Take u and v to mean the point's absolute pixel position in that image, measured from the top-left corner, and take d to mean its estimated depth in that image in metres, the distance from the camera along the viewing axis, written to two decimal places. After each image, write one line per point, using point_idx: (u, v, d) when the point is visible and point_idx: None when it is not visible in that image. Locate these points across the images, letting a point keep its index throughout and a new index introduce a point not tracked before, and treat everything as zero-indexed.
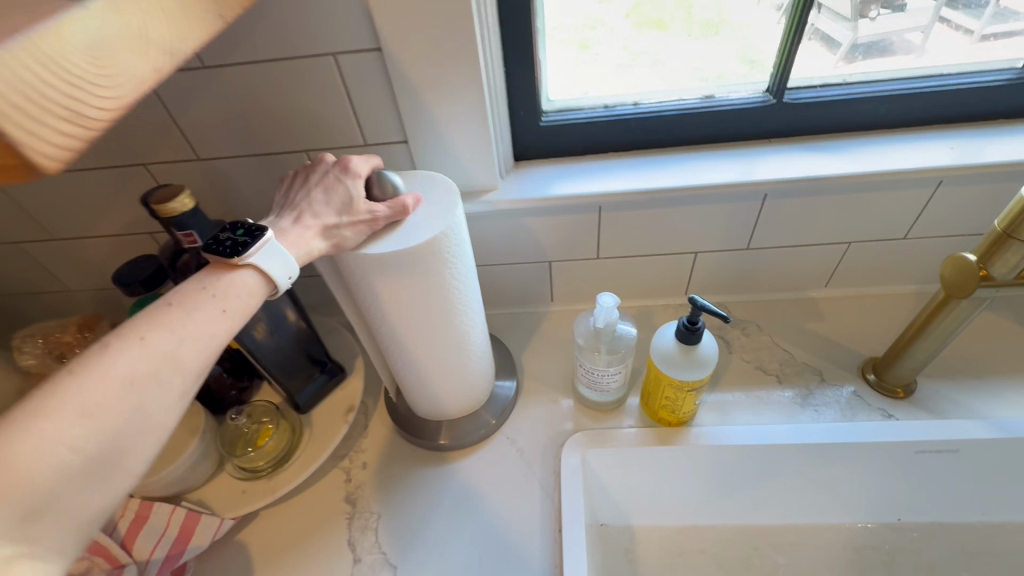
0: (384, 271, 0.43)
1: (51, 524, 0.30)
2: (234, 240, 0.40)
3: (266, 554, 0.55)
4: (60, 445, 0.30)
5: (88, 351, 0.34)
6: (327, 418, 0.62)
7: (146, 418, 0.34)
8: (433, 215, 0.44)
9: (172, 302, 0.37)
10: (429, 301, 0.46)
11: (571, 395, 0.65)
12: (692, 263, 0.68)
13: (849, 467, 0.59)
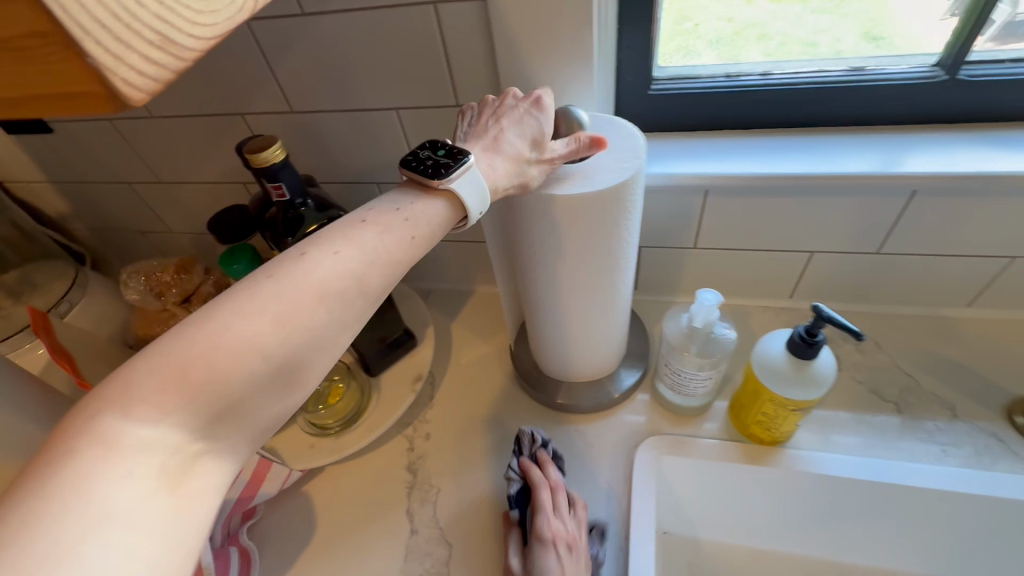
0: (545, 216, 0.42)
1: (235, 428, 0.28)
2: (436, 160, 0.37)
3: (328, 509, 0.56)
4: (255, 348, 0.28)
5: (287, 257, 0.31)
6: (395, 384, 0.62)
7: (324, 339, 0.31)
8: (605, 165, 0.41)
9: (365, 220, 0.34)
10: (580, 254, 0.45)
11: (649, 389, 0.61)
12: (805, 263, 0.60)
13: (979, 523, 0.50)
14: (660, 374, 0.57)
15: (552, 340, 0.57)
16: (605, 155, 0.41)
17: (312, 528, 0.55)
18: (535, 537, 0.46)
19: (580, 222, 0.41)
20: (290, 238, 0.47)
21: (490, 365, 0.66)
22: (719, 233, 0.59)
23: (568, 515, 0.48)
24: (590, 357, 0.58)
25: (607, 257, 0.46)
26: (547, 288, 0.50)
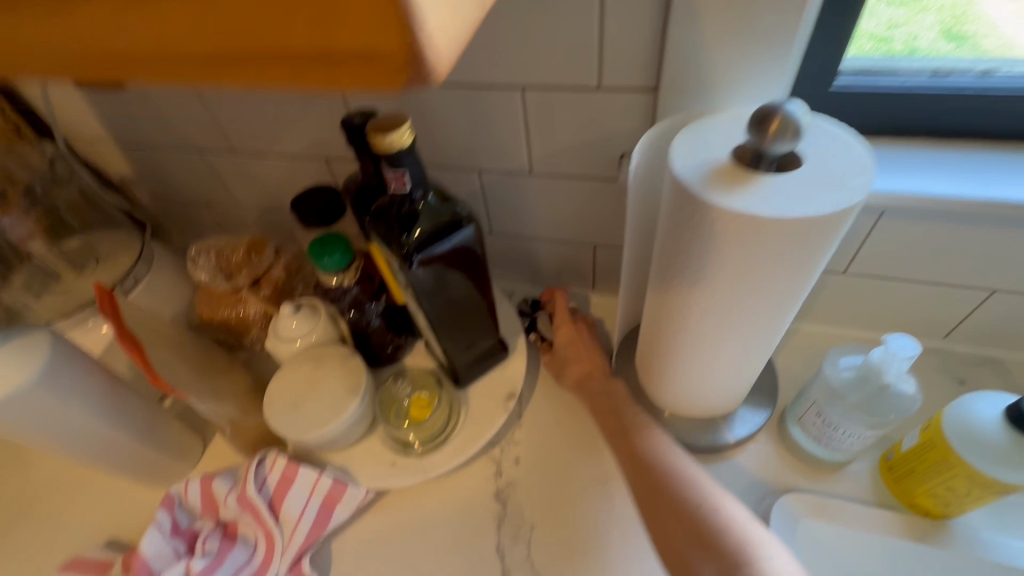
0: (719, 234, 0.33)
1: None
2: None
3: (406, 536, 0.51)
4: None
5: None
6: (485, 402, 0.55)
7: None
8: (814, 183, 0.31)
9: None
10: (748, 287, 0.36)
11: (775, 435, 0.53)
12: (979, 303, 0.50)
13: None
14: (798, 419, 0.49)
15: (675, 374, 0.49)
16: (814, 168, 0.31)
17: (391, 555, 0.50)
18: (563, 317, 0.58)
19: (788, 255, 0.32)
20: (403, 234, 0.41)
21: None
22: (881, 259, 0.49)
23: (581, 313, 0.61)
24: (709, 400, 0.50)
25: (784, 296, 0.37)
26: (693, 318, 0.41)
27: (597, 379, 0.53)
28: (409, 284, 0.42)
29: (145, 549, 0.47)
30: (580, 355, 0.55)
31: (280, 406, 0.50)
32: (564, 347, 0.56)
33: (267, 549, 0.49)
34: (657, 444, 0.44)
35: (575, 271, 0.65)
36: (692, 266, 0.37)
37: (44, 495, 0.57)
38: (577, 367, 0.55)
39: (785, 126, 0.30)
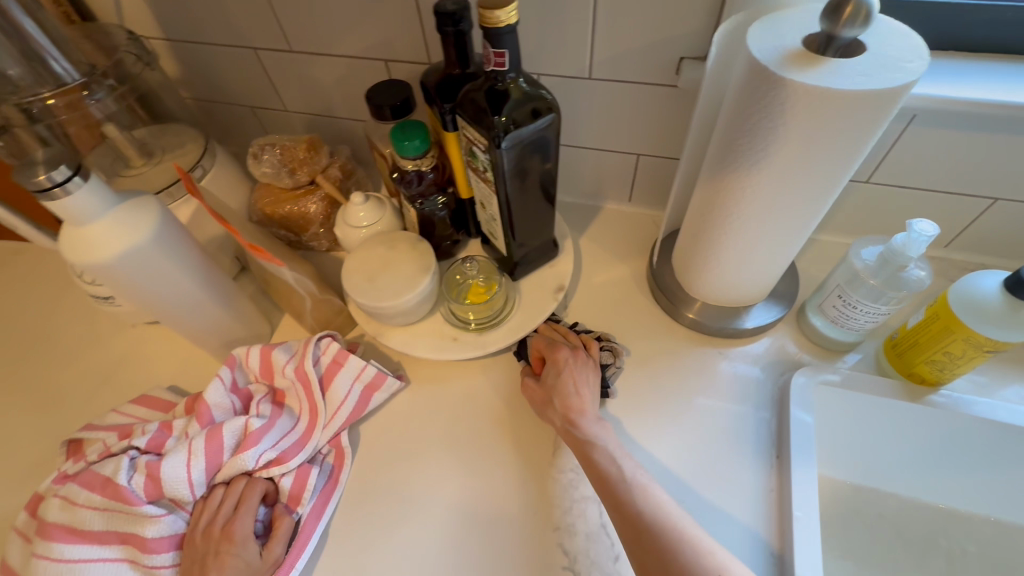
0: (788, 108, 0.38)
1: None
2: None
3: (468, 403, 0.57)
4: None
5: None
6: (535, 297, 0.61)
7: None
8: (876, 65, 0.36)
9: None
10: (801, 165, 0.41)
11: (794, 326, 0.60)
12: (982, 211, 0.57)
13: None
14: (819, 305, 0.56)
15: (715, 264, 0.55)
16: (878, 56, 0.36)
17: (455, 419, 0.56)
18: (553, 352, 0.55)
19: (846, 132, 0.38)
20: (494, 116, 0.45)
21: (625, 284, 0.66)
22: (903, 167, 0.55)
23: (576, 339, 0.58)
24: (740, 289, 0.56)
25: (829, 175, 0.42)
26: (744, 204, 0.47)
27: (587, 422, 0.50)
28: (497, 169, 0.48)
29: (209, 397, 0.50)
30: (572, 391, 0.52)
31: (355, 278, 0.54)
32: (555, 383, 0.53)
33: (311, 421, 0.52)
34: (653, 500, 0.44)
35: (615, 183, 0.70)
36: (756, 146, 0.42)
37: (127, 367, 0.63)
38: (562, 406, 0.51)
39: (859, 13, 0.34)
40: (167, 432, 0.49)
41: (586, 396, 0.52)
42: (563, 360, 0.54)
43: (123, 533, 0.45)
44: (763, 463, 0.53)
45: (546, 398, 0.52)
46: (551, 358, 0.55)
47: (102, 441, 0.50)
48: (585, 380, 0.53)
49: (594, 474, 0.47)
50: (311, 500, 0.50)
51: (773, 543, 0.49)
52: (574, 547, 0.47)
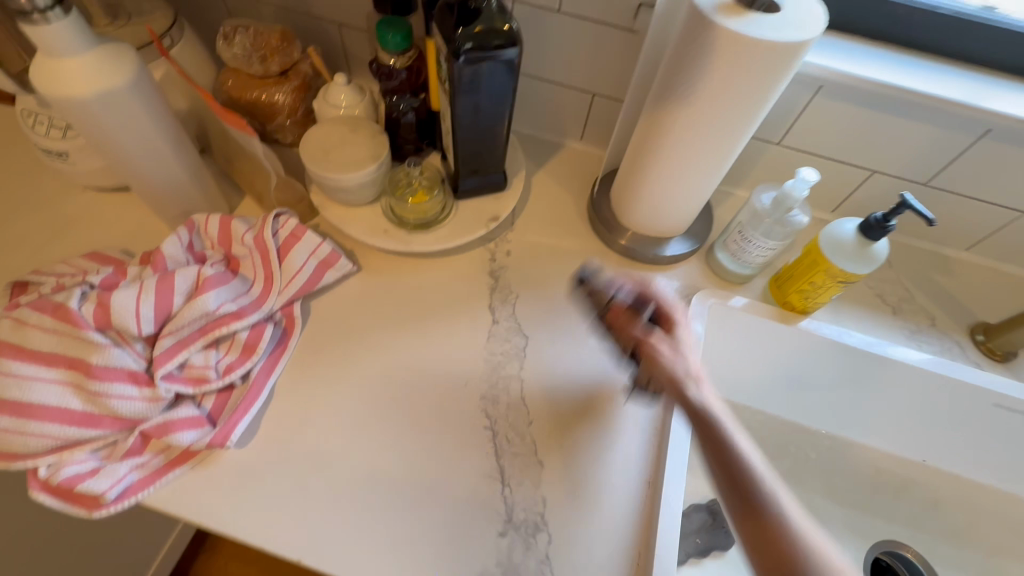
0: (714, 50, 0.45)
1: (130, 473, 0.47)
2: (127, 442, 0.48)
3: (412, 294, 0.63)
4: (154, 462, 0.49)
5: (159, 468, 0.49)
6: (472, 216, 0.65)
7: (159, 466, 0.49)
8: (786, 23, 0.44)
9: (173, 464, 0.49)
10: (721, 105, 0.50)
11: (703, 261, 0.70)
12: (863, 182, 0.68)
13: (909, 396, 0.67)
14: (724, 242, 0.66)
15: (645, 195, 0.64)
16: (788, 17, 0.44)
17: (401, 306, 0.62)
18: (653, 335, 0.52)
19: (756, 77, 0.46)
20: (459, 29, 0.48)
21: (568, 210, 0.73)
22: (807, 134, 0.65)
23: None
24: (664, 219, 0.66)
25: (740, 117, 0.50)
26: (676, 143, 0.55)
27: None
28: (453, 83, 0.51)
29: (166, 249, 0.52)
30: None
31: (315, 151, 0.59)
32: None
33: (265, 287, 0.56)
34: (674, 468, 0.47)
35: (571, 120, 0.76)
36: (686, 84, 0.50)
37: (75, 228, 0.63)
38: None
39: None
40: (121, 276, 0.51)
41: (700, 389, 0.49)
42: (660, 342, 0.52)
43: (69, 358, 0.47)
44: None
45: (696, 408, 0.47)
46: (675, 334, 0.53)
47: (52, 281, 0.52)
48: (683, 331, 0.53)
49: (730, 481, 0.44)
50: (261, 357, 0.54)
51: (655, 426, 0.56)
52: (495, 412, 0.56)
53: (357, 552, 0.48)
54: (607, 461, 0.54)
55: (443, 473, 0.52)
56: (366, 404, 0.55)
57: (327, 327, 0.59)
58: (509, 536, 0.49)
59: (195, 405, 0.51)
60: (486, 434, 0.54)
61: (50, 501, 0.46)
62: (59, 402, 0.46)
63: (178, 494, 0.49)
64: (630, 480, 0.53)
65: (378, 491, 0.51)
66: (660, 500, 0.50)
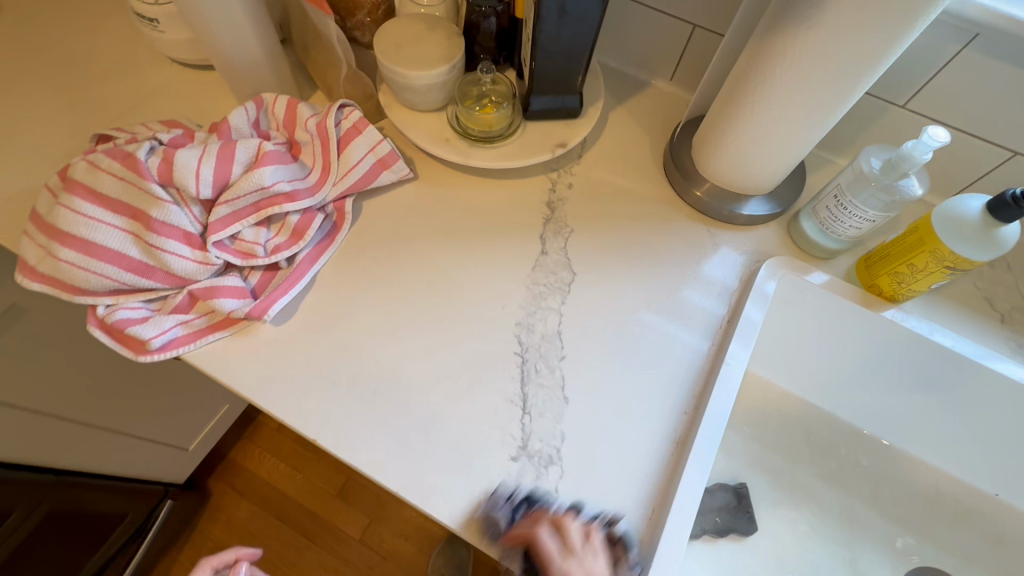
0: None
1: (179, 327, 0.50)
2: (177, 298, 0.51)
3: (465, 210, 0.61)
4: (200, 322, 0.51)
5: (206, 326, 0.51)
6: (538, 139, 0.61)
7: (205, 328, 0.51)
8: None
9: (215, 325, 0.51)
10: (848, 32, 0.43)
11: (784, 228, 0.63)
12: (998, 164, 0.58)
13: (997, 417, 0.59)
14: (813, 208, 0.59)
15: (733, 141, 0.57)
16: None
17: (451, 221, 0.60)
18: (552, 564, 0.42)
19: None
20: None
21: (643, 152, 0.68)
22: (944, 97, 0.55)
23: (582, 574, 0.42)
24: (749, 172, 0.59)
25: (868, 51, 0.44)
26: (781, 79, 0.49)
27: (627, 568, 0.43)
28: None
29: (232, 120, 0.53)
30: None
31: (388, 43, 0.56)
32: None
33: (321, 175, 0.55)
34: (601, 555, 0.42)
35: (663, 54, 0.69)
36: (812, 4, 0.44)
37: (159, 97, 0.65)
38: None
39: None
40: (190, 140, 0.52)
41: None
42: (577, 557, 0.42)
43: (133, 208, 0.49)
44: (706, 342, 0.56)
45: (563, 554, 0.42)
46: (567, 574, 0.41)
47: (127, 137, 0.53)
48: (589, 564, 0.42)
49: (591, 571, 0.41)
50: (308, 244, 0.55)
51: (693, 394, 0.52)
52: (528, 340, 0.53)
53: (368, 444, 0.48)
54: (636, 413, 0.51)
55: (464, 390, 0.51)
56: (400, 308, 0.55)
57: (375, 227, 0.59)
58: (521, 461, 0.48)
59: (242, 277, 0.53)
60: (515, 359, 0.52)
61: (104, 337, 0.50)
62: (120, 247, 0.48)
63: (216, 357, 0.51)
64: (659, 436, 0.50)
65: (398, 392, 0.50)
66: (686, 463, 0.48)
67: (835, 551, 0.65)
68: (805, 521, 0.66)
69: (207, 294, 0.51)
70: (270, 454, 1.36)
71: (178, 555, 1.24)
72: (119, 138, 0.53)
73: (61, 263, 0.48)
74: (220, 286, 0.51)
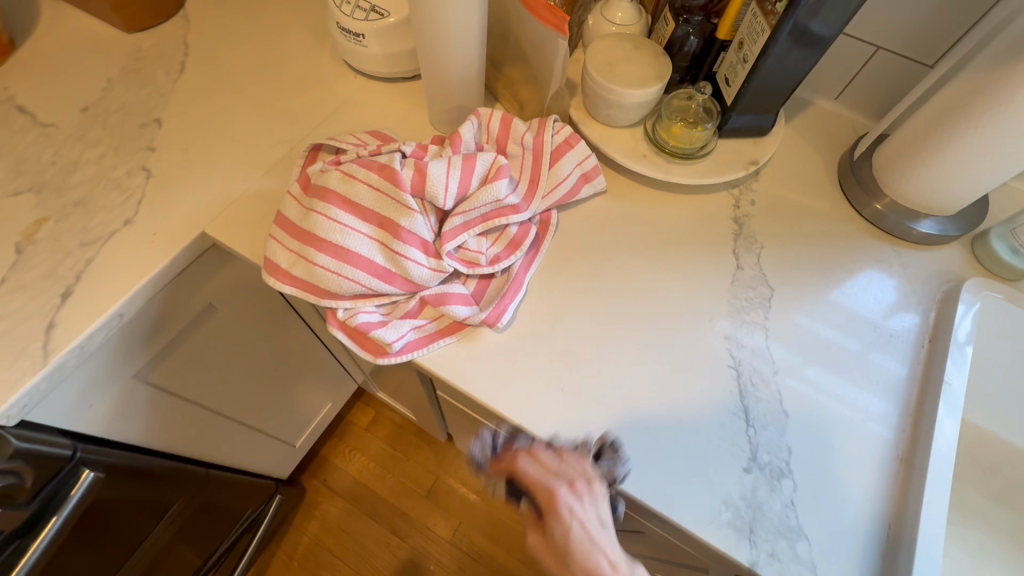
0: None
1: (412, 333, 0.52)
2: (408, 303, 0.53)
3: (656, 225, 0.62)
4: (428, 328, 0.53)
5: (433, 330, 0.53)
6: (730, 156, 0.63)
7: (433, 333, 0.53)
8: None
9: (443, 329, 0.53)
10: None
11: (969, 249, 0.63)
12: None
13: None
14: (1010, 230, 0.60)
15: (928, 168, 0.59)
16: None
17: (645, 234, 0.62)
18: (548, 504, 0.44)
19: None
20: None
21: (816, 170, 0.69)
22: None
23: None
24: (937, 197, 0.60)
25: None
26: (1005, 110, 0.51)
27: None
28: (787, 17, 0.48)
29: (462, 133, 0.55)
30: None
31: (597, 63, 0.59)
32: None
33: (534, 187, 0.57)
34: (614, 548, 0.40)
35: (835, 73, 0.70)
36: None
37: (351, 109, 0.68)
38: None
39: None
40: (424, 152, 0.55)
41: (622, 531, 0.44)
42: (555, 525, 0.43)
43: (381, 218, 0.51)
44: (900, 400, 0.54)
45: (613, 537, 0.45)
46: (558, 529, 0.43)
47: (356, 150, 0.56)
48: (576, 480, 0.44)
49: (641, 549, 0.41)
50: (523, 254, 0.56)
51: (901, 449, 0.51)
52: (740, 352, 0.55)
53: (603, 452, 0.50)
54: (859, 432, 0.51)
55: (686, 401, 0.52)
56: (611, 318, 0.56)
57: (575, 239, 0.60)
58: (753, 473, 0.49)
59: (463, 284, 0.55)
60: (730, 371, 0.54)
61: (344, 338, 0.52)
62: (369, 254, 0.51)
63: (447, 360, 0.53)
64: (886, 455, 0.51)
65: (623, 403, 0.52)
66: (916, 519, 0.47)
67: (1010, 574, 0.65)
68: (976, 541, 0.67)
69: (438, 300, 0.53)
70: (358, 453, 1.39)
71: (275, 550, 1.28)
72: (350, 151, 0.56)
73: (316, 268, 0.50)
74: (448, 290, 0.53)
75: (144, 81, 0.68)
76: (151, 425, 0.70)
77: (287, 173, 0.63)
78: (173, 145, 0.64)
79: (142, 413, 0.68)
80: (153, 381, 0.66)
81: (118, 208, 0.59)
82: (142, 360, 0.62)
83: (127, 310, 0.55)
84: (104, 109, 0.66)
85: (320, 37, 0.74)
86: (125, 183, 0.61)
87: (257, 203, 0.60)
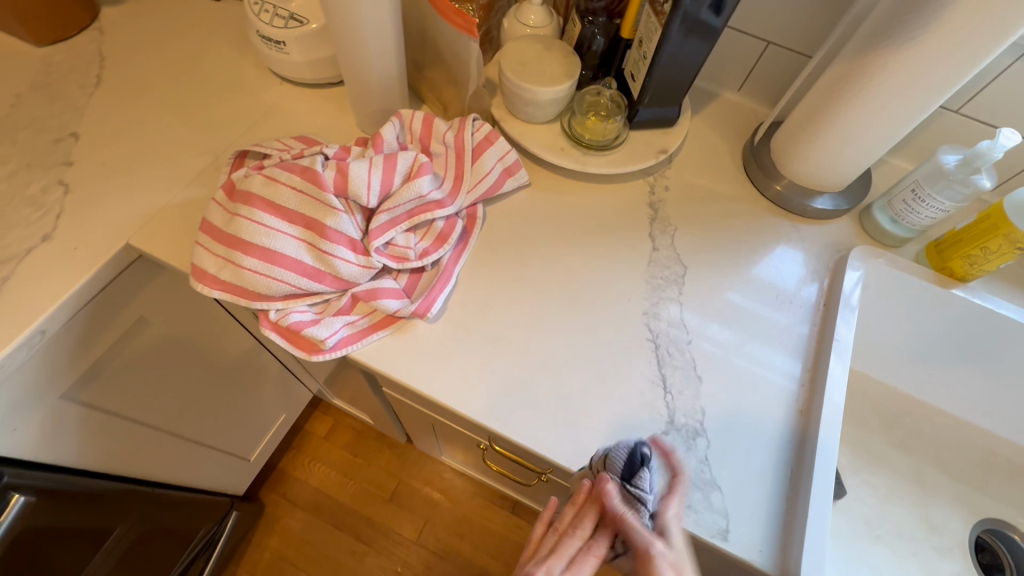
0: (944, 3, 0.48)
1: (345, 329, 0.54)
2: (340, 300, 0.55)
3: (577, 214, 0.66)
4: (361, 323, 0.55)
5: (367, 326, 0.55)
6: (642, 146, 0.67)
7: (365, 327, 0.55)
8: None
9: (376, 323, 0.55)
10: (927, 62, 0.52)
11: (857, 221, 0.71)
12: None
13: None
14: (888, 201, 0.67)
15: (813, 149, 0.65)
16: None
17: (568, 223, 0.65)
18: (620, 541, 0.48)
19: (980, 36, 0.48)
20: None
21: (723, 156, 0.75)
22: (993, 100, 0.63)
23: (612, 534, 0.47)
24: (824, 175, 0.67)
25: (939, 78, 0.53)
26: (866, 94, 0.57)
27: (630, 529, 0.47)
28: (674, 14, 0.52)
29: (384, 135, 0.57)
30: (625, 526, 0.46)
31: (511, 63, 0.62)
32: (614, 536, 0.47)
33: (458, 183, 0.60)
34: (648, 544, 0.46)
35: (734, 68, 0.76)
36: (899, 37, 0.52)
37: (278, 116, 0.69)
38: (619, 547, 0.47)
39: None
40: (347, 154, 0.57)
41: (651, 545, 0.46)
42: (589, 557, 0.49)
43: (307, 219, 0.53)
44: (799, 361, 0.59)
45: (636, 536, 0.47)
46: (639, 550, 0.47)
47: (280, 155, 0.57)
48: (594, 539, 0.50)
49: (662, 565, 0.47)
50: (451, 246, 0.59)
51: (800, 406, 0.57)
52: (656, 325, 0.59)
53: (534, 427, 0.53)
54: (763, 390, 0.57)
55: (609, 375, 0.56)
56: (537, 304, 0.59)
57: (501, 231, 0.64)
58: (671, 435, 0.53)
59: (394, 279, 0.57)
60: (649, 345, 0.58)
61: (278, 338, 0.53)
62: (296, 254, 0.52)
63: (380, 353, 0.55)
64: (788, 408, 0.56)
65: (551, 380, 0.55)
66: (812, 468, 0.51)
67: (913, 510, 0.72)
68: (884, 485, 0.73)
69: (369, 295, 0.55)
70: (319, 462, 1.38)
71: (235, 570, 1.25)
72: (275, 156, 0.57)
73: (244, 271, 0.51)
74: (379, 285, 0.55)
75: (57, 95, 0.67)
76: (86, 446, 0.69)
77: (213, 182, 0.63)
78: (91, 158, 0.63)
79: (73, 434, 0.66)
80: (84, 400, 0.65)
81: (34, 225, 0.58)
82: (71, 378, 0.61)
83: (49, 327, 0.54)
84: (14, 125, 0.64)
85: (242, 47, 0.75)
86: (41, 199, 0.59)
87: (182, 212, 0.60)
